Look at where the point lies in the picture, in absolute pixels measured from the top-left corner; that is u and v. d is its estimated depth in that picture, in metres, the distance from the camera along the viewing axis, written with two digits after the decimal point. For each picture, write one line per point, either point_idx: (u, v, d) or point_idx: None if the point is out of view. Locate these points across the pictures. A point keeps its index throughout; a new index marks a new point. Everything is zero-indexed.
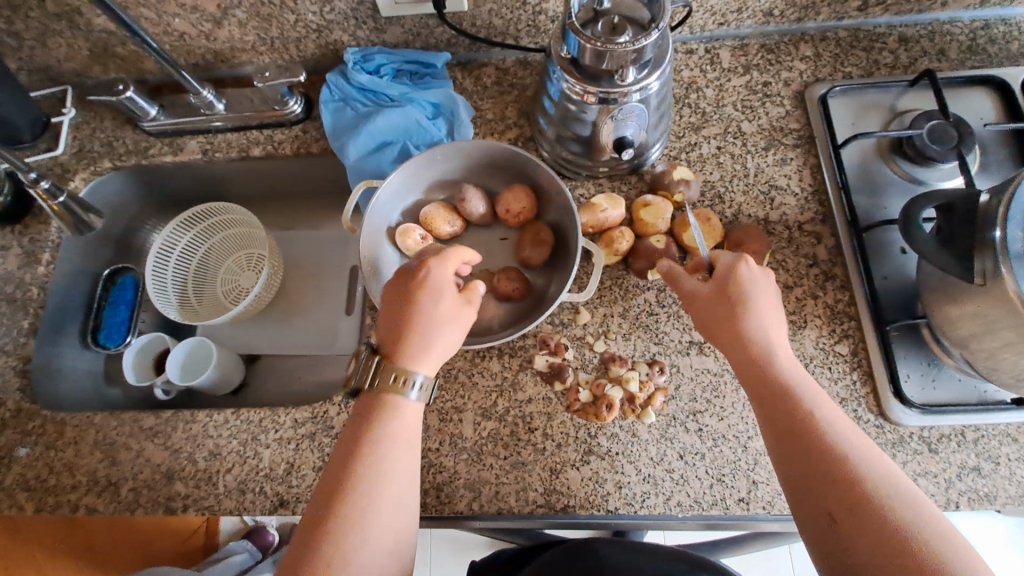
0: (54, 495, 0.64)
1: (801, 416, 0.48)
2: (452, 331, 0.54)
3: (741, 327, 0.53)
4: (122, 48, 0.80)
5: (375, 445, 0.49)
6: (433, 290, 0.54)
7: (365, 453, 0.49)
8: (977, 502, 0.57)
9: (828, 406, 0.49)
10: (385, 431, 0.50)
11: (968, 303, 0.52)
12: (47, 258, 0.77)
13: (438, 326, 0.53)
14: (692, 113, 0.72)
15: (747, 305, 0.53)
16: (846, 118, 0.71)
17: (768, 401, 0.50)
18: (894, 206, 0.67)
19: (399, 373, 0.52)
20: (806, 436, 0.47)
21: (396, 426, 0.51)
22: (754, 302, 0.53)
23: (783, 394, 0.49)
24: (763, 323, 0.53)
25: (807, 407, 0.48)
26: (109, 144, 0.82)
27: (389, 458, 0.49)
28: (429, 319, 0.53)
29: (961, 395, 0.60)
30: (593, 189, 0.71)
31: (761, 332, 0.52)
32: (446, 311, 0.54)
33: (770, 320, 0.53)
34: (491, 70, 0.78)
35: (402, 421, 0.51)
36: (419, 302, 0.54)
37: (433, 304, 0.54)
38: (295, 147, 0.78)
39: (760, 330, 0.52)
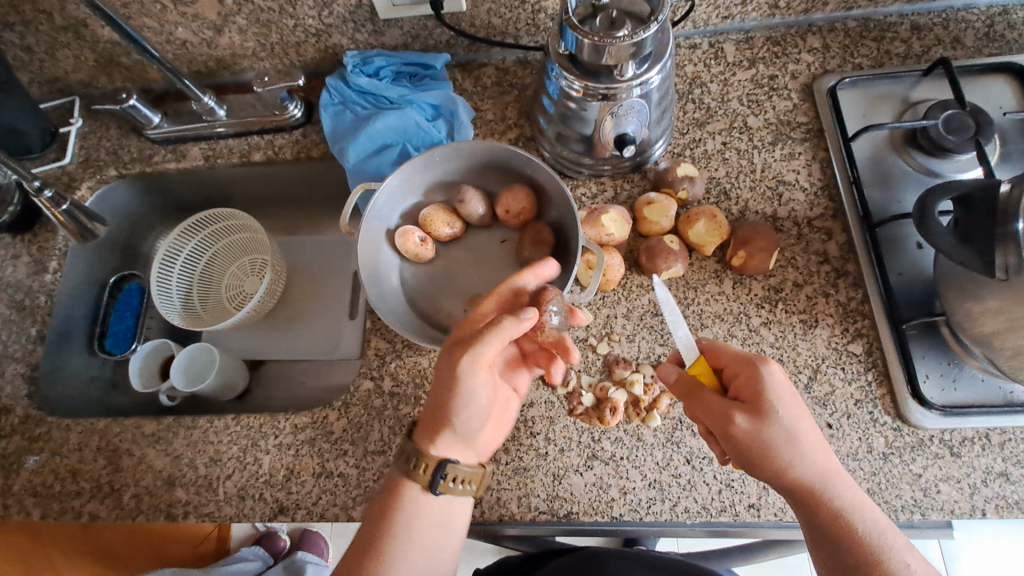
0: (59, 501, 0.64)
1: (873, 560, 0.45)
2: (451, 405, 0.50)
3: (788, 464, 0.47)
4: (127, 57, 0.81)
5: (398, 531, 0.49)
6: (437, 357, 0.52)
7: (385, 538, 0.49)
8: (1006, 509, 0.54)
9: (889, 535, 0.46)
10: (408, 516, 0.50)
11: (989, 299, 0.49)
12: (54, 266, 0.78)
13: (434, 397, 0.51)
14: (696, 108, 0.71)
15: (787, 427, 0.47)
16: (857, 110, 0.69)
17: (828, 541, 0.46)
18: (909, 199, 0.64)
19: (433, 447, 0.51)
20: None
21: (418, 513, 0.50)
22: (795, 428, 0.48)
23: (845, 534, 0.46)
24: (808, 451, 0.48)
25: (873, 545, 0.45)
26: (115, 153, 0.82)
27: (428, 508, 0.51)
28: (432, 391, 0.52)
29: (984, 396, 0.56)
30: (595, 188, 0.69)
31: (808, 464, 0.47)
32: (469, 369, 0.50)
33: (813, 443, 0.48)
34: (490, 70, 0.77)
35: (426, 508, 0.51)
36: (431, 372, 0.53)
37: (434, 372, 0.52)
38: (295, 151, 0.78)
39: (808, 462, 0.47)
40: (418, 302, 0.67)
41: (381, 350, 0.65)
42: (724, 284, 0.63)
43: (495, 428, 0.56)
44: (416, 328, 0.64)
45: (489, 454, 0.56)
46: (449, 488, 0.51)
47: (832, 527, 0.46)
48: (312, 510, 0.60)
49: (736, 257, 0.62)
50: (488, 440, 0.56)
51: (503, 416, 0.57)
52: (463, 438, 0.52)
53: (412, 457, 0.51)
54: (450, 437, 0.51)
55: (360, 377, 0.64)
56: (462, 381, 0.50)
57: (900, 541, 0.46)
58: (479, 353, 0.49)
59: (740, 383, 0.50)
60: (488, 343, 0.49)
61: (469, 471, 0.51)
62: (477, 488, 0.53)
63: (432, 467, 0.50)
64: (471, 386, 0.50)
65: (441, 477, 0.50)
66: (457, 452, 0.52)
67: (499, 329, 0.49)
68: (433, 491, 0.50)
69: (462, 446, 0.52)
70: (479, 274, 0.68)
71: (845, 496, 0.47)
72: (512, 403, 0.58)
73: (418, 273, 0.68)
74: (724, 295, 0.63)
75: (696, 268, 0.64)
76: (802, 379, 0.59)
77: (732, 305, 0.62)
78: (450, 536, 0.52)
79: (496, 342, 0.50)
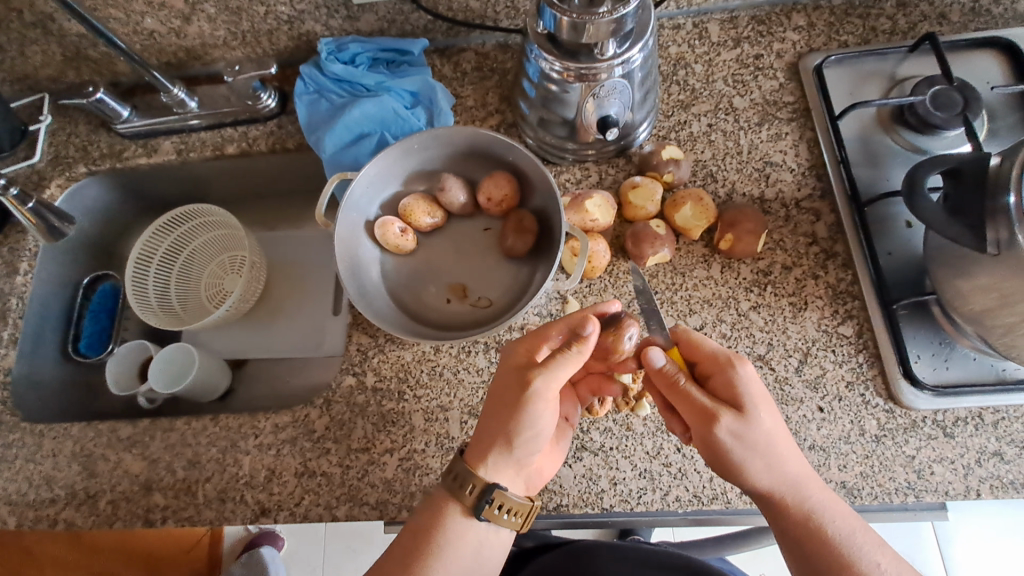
0: (32, 510, 0.62)
1: (844, 561, 0.45)
2: (511, 428, 0.48)
3: (760, 465, 0.47)
4: (94, 50, 0.78)
5: (437, 553, 0.48)
6: (503, 378, 0.51)
7: (424, 559, 0.47)
8: (1000, 489, 0.53)
9: (862, 534, 0.46)
10: (448, 540, 0.48)
11: (980, 276, 0.48)
12: (25, 267, 0.75)
13: (493, 418, 0.49)
14: (681, 90, 0.69)
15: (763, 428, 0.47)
16: (843, 88, 0.67)
17: (797, 544, 0.46)
18: (897, 178, 0.63)
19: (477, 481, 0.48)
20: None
21: (460, 538, 0.49)
22: (770, 428, 0.48)
23: (817, 535, 0.46)
24: (782, 451, 0.47)
25: (845, 546, 0.45)
26: (84, 149, 0.79)
27: (467, 532, 0.49)
28: (491, 411, 0.50)
29: (977, 375, 0.55)
30: (579, 174, 0.67)
31: (782, 464, 0.47)
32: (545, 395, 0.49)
33: (785, 442, 0.48)
34: (470, 56, 0.75)
35: (468, 533, 0.49)
36: (490, 395, 0.51)
37: (498, 393, 0.50)
38: (271, 143, 0.76)
39: (781, 463, 0.47)
40: (400, 295, 0.65)
41: (363, 345, 0.63)
42: (712, 268, 0.62)
43: (547, 458, 0.55)
44: (398, 321, 0.62)
45: (535, 487, 0.54)
46: (494, 515, 0.49)
47: (803, 528, 0.46)
48: (295, 511, 0.58)
49: (723, 240, 0.60)
50: (538, 472, 0.54)
51: (555, 446, 0.56)
52: (515, 465, 0.50)
53: (464, 479, 0.49)
54: (500, 462, 0.49)
55: (341, 374, 0.62)
56: (530, 403, 0.48)
57: (873, 540, 0.46)
58: (553, 376, 0.49)
59: (715, 382, 0.50)
60: (561, 366, 0.49)
61: (520, 504, 0.49)
62: (522, 521, 0.50)
63: (479, 489, 0.48)
64: (538, 408, 0.48)
65: (486, 502, 0.48)
66: (505, 479, 0.50)
67: (574, 352, 0.49)
68: (477, 516, 0.49)
69: (510, 473, 0.50)
70: (463, 265, 0.67)
71: (818, 497, 0.47)
72: (564, 435, 0.57)
73: (400, 265, 0.66)
74: (713, 279, 0.61)
75: (683, 252, 0.63)
76: (793, 363, 0.58)
77: (721, 290, 0.61)
78: (483, 567, 0.50)
79: (569, 366, 0.49)
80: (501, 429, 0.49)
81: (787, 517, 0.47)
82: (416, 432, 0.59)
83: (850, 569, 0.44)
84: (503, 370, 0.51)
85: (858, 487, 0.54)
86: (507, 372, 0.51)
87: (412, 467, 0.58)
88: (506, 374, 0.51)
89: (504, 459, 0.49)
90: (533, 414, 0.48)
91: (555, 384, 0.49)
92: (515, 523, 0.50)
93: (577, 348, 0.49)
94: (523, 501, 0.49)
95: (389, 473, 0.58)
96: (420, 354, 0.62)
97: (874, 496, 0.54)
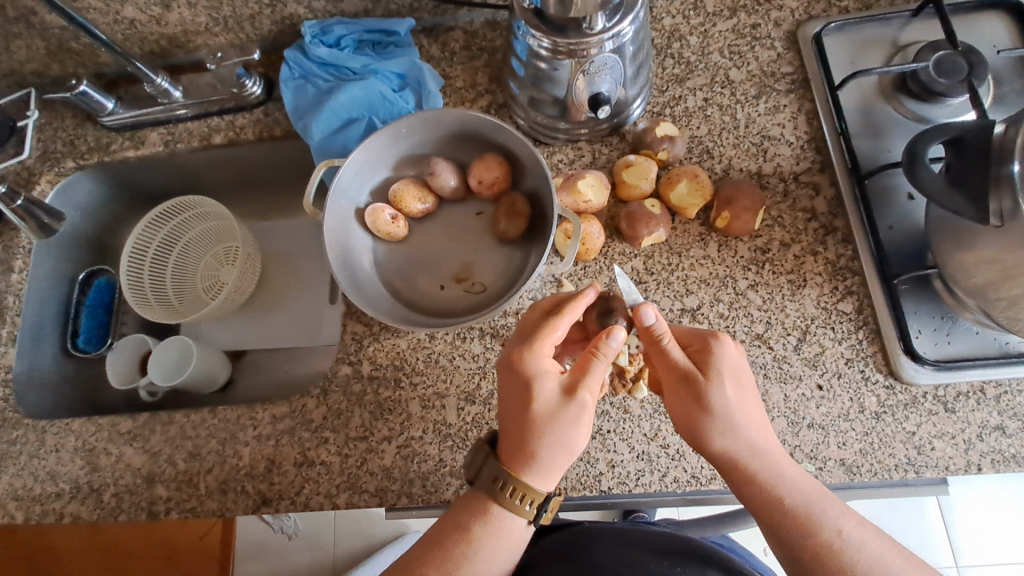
0: (39, 505, 0.62)
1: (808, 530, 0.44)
2: (560, 436, 0.47)
3: (723, 432, 0.47)
4: (76, 42, 0.76)
5: (482, 556, 0.47)
6: (530, 380, 0.49)
7: (464, 559, 0.46)
8: (1002, 463, 0.53)
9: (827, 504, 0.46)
10: (492, 542, 0.47)
11: (983, 248, 0.47)
12: (20, 265, 0.75)
13: (530, 421, 0.47)
14: (675, 64, 0.67)
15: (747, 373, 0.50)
16: (843, 56, 0.65)
17: (763, 513, 0.46)
18: (899, 148, 0.61)
19: (520, 487, 0.46)
20: (816, 551, 0.43)
21: (501, 538, 0.47)
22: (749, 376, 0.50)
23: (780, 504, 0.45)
24: (745, 418, 0.47)
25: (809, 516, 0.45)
26: (71, 143, 0.78)
27: (508, 532, 0.48)
28: (513, 417, 0.48)
29: (979, 349, 0.55)
30: (572, 154, 0.66)
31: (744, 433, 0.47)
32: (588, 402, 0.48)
33: (750, 411, 0.48)
34: (458, 35, 0.73)
35: (507, 533, 0.48)
36: (507, 403, 0.49)
37: (529, 397, 0.48)
38: (258, 131, 0.74)
39: (744, 432, 0.47)
40: (394, 283, 0.65)
41: (358, 334, 0.63)
42: (709, 247, 0.61)
43: None
44: (392, 309, 0.62)
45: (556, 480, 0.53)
46: (537, 515, 0.48)
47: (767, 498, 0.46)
48: (296, 500, 0.58)
49: (719, 219, 0.59)
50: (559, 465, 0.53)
51: None
52: (560, 467, 0.49)
53: (506, 483, 0.47)
54: (551, 468, 0.48)
55: (337, 363, 0.62)
56: (576, 410, 0.48)
57: (837, 508, 0.45)
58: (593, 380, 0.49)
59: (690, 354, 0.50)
60: (596, 371, 0.49)
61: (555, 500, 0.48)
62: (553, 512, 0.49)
63: (529, 496, 0.47)
64: (587, 416, 0.48)
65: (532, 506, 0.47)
66: (546, 476, 0.49)
67: (607, 360, 0.50)
68: (528, 519, 0.48)
69: (555, 475, 0.49)
70: (456, 250, 0.66)
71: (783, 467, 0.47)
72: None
73: (392, 252, 0.66)
74: (710, 259, 0.60)
75: (679, 232, 0.62)
76: (792, 341, 0.57)
77: (718, 269, 0.60)
78: (512, 557, 0.50)
79: (603, 371, 0.50)
80: (546, 437, 0.47)
81: (753, 488, 0.46)
82: (413, 419, 0.59)
83: (815, 536, 0.44)
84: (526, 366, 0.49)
85: (857, 464, 0.54)
86: (527, 382, 0.49)
87: (411, 454, 0.58)
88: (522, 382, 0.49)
89: (556, 464, 0.48)
90: (576, 422, 0.48)
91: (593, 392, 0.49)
92: (546, 515, 0.49)
93: (602, 351, 0.50)
94: (553, 497, 0.48)
95: (387, 460, 0.58)
96: (415, 342, 0.62)
97: (874, 473, 0.53)
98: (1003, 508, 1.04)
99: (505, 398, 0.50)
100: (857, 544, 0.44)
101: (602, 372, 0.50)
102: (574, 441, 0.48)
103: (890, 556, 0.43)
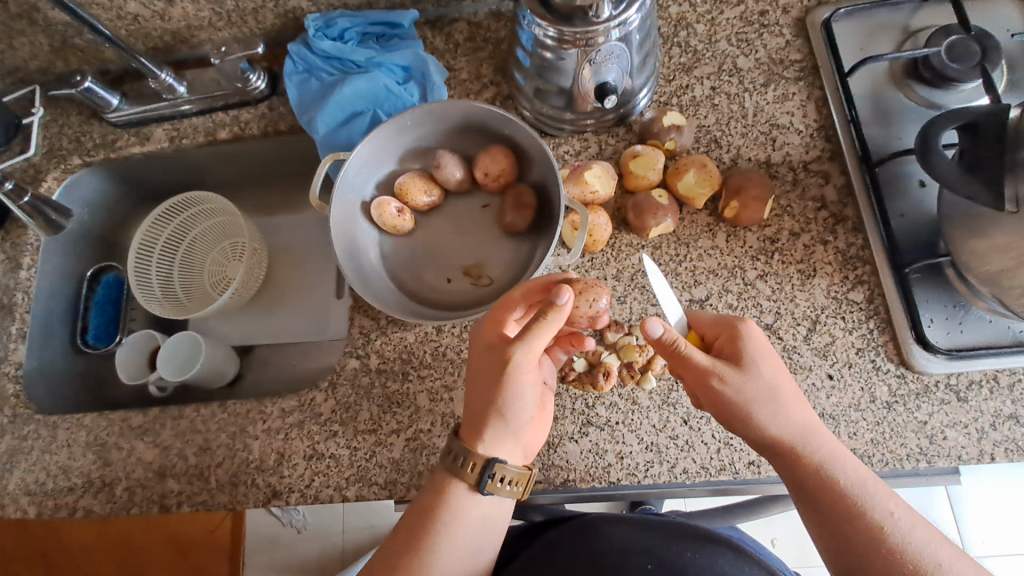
0: (52, 499, 0.63)
1: (853, 511, 0.44)
2: (497, 401, 0.47)
3: (769, 416, 0.46)
4: (80, 38, 0.76)
5: (443, 530, 0.48)
6: (479, 352, 0.50)
7: (431, 534, 0.48)
8: (1015, 452, 0.53)
9: (872, 484, 0.45)
10: (454, 516, 0.48)
11: (997, 235, 0.46)
12: (28, 262, 0.76)
13: (478, 390, 0.49)
14: (682, 52, 0.66)
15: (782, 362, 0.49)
16: (853, 43, 0.64)
17: (804, 495, 0.46)
18: (910, 136, 0.60)
19: (476, 460, 0.48)
20: (865, 534, 0.43)
21: (464, 514, 0.49)
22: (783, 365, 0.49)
23: (827, 487, 0.45)
24: (782, 398, 0.47)
25: (856, 497, 0.44)
26: (77, 140, 0.78)
27: (469, 507, 0.49)
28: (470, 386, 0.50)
29: (992, 337, 0.54)
30: (578, 145, 0.65)
31: (789, 417, 0.46)
32: (521, 367, 0.47)
33: (790, 394, 0.47)
34: (462, 26, 0.72)
35: (473, 510, 0.49)
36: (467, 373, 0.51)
37: (479, 367, 0.49)
38: (263, 126, 0.74)
39: (786, 416, 0.46)
40: (401, 276, 0.64)
41: (365, 328, 0.63)
42: (717, 237, 0.60)
43: (538, 425, 0.54)
44: (399, 303, 0.62)
45: (533, 453, 0.54)
46: (497, 489, 0.49)
47: (813, 480, 0.45)
48: (306, 493, 0.59)
49: (728, 208, 0.59)
50: (532, 438, 0.53)
51: (544, 411, 0.55)
52: (510, 437, 0.49)
53: (460, 455, 0.48)
54: (498, 436, 0.49)
55: (345, 357, 0.62)
56: (508, 376, 0.47)
57: (883, 492, 0.45)
58: (527, 348, 0.47)
59: (720, 343, 0.49)
60: (534, 337, 0.47)
61: (517, 473, 0.49)
62: (524, 490, 0.50)
63: (480, 466, 0.48)
64: (519, 380, 0.47)
65: (489, 477, 0.48)
66: (503, 451, 0.50)
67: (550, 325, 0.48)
68: (480, 490, 0.49)
69: (508, 445, 0.50)
70: (463, 243, 0.65)
71: (828, 449, 0.46)
72: (548, 399, 0.55)
73: (398, 246, 0.65)
74: (718, 249, 0.60)
75: (687, 222, 0.61)
76: (802, 332, 0.57)
77: (727, 259, 0.59)
78: (487, 537, 0.51)
79: (543, 335, 0.48)
80: (493, 407, 0.48)
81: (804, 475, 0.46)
82: (422, 412, 0.59)
83: (856, 518, 0.44)
84: (481, 341, 0.50)
85: (868, 454, 0.53)
86: (479, 353, 0.50)
87: (419, 446, 0.58)
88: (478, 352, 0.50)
89: (499, 434, 0.49)
90: (513, 389, 0.47)
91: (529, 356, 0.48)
92: (517, 493, 0.50)
93: (544, 316, 0.47)
94: (521, 471, 0.49)
95: (396, 453, 0.59)
96: (422, 335, 0.62)
97: (885, 463, 0.53)
98: (1012, 499, 1.03)
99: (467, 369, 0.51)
100: (905, 525, 0.43)
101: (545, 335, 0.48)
102: (513, 406, 0.48)
103: (934, 535, 0.43)
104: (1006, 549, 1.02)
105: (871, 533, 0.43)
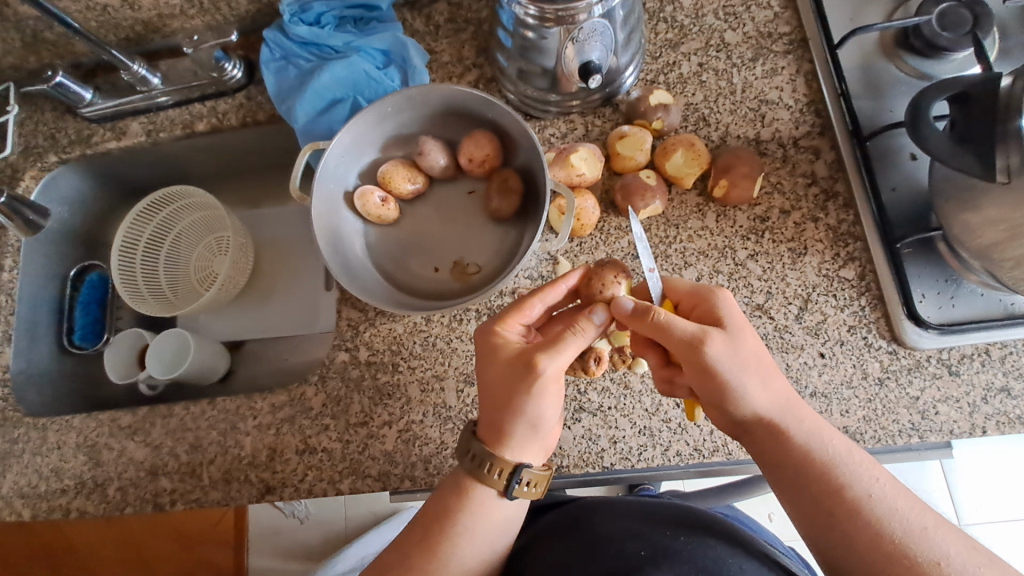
0: (45, 501, 0.62)
1: (834, 492, 0.42)
2: (524, 412, 0.47)
3: (748, 391, 0.45)
4: (50, 32, 0.74)
5: (463, 531, 0.48)
6: (495, 362, 0.49)
7: (448, 537, 0.47)
8: (1007, 424, 0.53)
9: (854, 464, 0.43)
10: (473, 519, 0.48)
11: (989, 208, 0.46)
12: (10, 263, 0.74)
13: (497, 402, 0.48)
14: (668, 28, 0.65)
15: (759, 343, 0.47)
16: (843, 13, 0.63)
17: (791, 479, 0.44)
18: (901, 108, 0.59)
19: (497, 464, 0.47)
20: (847, 506, 0.42)
21: (484, 516, 0.48)
22: (760, 348, 0.47)
23: (813, 471, 0.43)
24: (760, 381, 0.45)
25: (837, 469, 0.43)
26: (52, 137, 0.76)
27: (490, 511, 0.49)
28: (490, 393, 0.48)
29: (984, 311, 0.54)
30: (564, 127, 0.64)
31: (765, 392, 0.46)
32: (552, 380, 0.46)
33: (768, 369, 0.46)
34: (442, 6, 0.70)
35: (492, 511, 0.49)
36: (484, 378, 0.49)
37: (496, 376, 0.48)
38: (241, 116, 0.72)
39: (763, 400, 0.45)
40: (387, 266, 0.63)
41: (354, 320, 0.62)
42: (707, 217, 0.59)
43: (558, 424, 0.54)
44: (386, 294, 0.61)
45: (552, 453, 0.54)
46: (523, 493, 0.48)
47: (790, 456, 0.44)
48: (300, 487, 0.58)
49: (717, 187, 0.58)
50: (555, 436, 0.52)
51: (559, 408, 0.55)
52: (540, 442, 0.49)
53: (483, 460, 0.47)
54: (526, 443, 0.48)
55: (334, 350, 0.62)
56: (542, 389, 0.46)
57: (869, 472, 0.43)
58: (561, 358, 0.46)
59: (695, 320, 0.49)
60: (570, 349, 0.47)
61: (539, 475, 0.48)
62: (542, 490, 0.49)
63: (508, 471, 0.47)
64: (547, 392, 0.46)
65: (516, 483, 0.47)
66: (531, 456, 0.49)
67: (580, 335, 0.47)
68: (507, 495, 0.48)
69: (536, 449, 0.49)
70: (449, 231, 0.64)
71: (806, 424, 0.45)
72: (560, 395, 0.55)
73: (384, 235, 0.64)
74: (708, 229, 0.59)
75: (676, 204, 0.60)
76: (793, 311, 0.56)
77: (717, 240, 0.59)
78: (505, 534, 0.51)
79: (576, 347, 0.47)
80: (519, 419, 0.47)
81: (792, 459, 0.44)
82: (413, 403, 0.59)
83: (842, 502, 0.42)
84: (491, 348, 0.49)
85: (861, 431, 0.53)
86: (502, 357, 0.49)
87: (412, 437, 0.58)
88: (500, 357, 0.49)
89: (529, 437, 0.48)
90: (540, 400, 0.46)
91: (559, 369, 0.46)
92: (535, 494, 0.49)
93: (581, 329, 0.47)
94: (541, 472, 0.48)
95: (388, 445, 0.58)
96: (411, 326, 0.61)
97: (878, 439, 0.53)
98: (1004, 466, 1.05)
99: (481, 371, 0.50)
100: (887, 505, 0.41)
101: (574, 348, 0.47)
102: (542, 418, 0.47)
103: (920, 513, 0.41)
104: (999, 516, 1.03)
105: (852, 516, 0.41)
